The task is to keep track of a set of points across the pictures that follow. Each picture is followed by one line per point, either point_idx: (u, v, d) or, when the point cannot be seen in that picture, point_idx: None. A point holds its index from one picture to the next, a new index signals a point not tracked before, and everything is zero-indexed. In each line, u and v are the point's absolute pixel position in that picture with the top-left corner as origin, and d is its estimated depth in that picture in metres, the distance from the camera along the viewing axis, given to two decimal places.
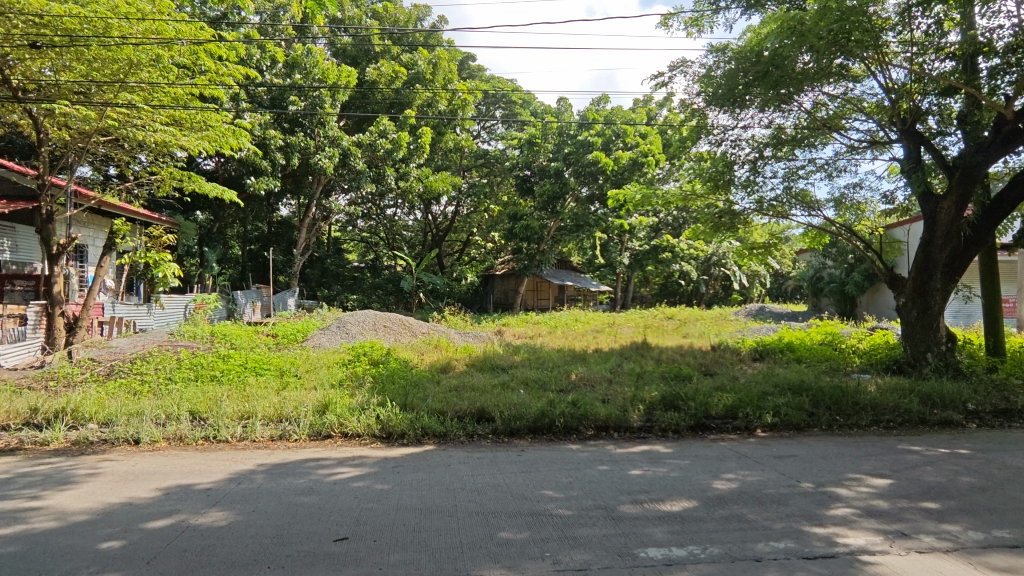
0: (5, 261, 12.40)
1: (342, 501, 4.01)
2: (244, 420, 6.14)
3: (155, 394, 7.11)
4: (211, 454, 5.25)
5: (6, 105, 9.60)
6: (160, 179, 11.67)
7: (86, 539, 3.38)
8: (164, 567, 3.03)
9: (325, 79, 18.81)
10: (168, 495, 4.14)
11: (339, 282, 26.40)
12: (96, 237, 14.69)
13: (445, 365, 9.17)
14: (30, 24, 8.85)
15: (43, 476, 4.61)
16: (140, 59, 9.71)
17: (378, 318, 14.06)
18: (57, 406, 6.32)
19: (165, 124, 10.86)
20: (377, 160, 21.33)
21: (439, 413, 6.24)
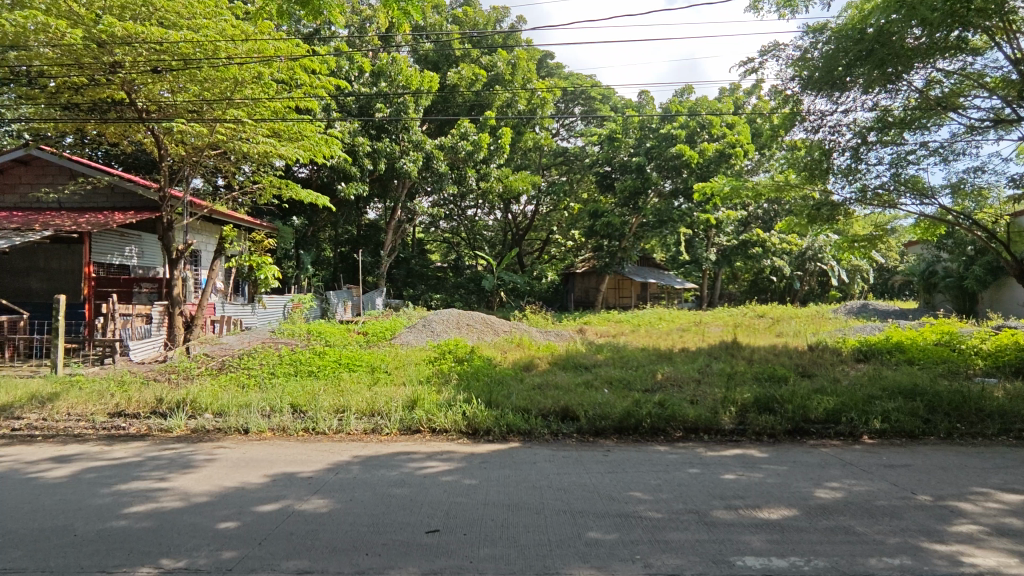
0: (131, 266, 13.86)
1: (433, 494, 4.13)
2: (340, 413, 6.48)
3: (261, 387, 7.67)
4: (311, 445, 5.58)
5: (132, 125, 10.75)
6: (262, 187, 12.54)
7: (206, 519, 3.69)
8: (275, 548, 3.25)
9: (409, 85, 19.52)
10: (275, 481, 4.44)
11: (423, 282, 27.27)
12: (208, 242, 16.02)
13: (528, 363, 9.22)
14: (152, 52, 9.77)
15: (169, 460, 5.10)
16: (244, 77, 10.46)
17: (461, 317, 14.37)
18: (178, 398, 6.96)
19: (266, 136, 11.63)
20: (458, 161, 21.76)
21: (523, 411, 6.29)
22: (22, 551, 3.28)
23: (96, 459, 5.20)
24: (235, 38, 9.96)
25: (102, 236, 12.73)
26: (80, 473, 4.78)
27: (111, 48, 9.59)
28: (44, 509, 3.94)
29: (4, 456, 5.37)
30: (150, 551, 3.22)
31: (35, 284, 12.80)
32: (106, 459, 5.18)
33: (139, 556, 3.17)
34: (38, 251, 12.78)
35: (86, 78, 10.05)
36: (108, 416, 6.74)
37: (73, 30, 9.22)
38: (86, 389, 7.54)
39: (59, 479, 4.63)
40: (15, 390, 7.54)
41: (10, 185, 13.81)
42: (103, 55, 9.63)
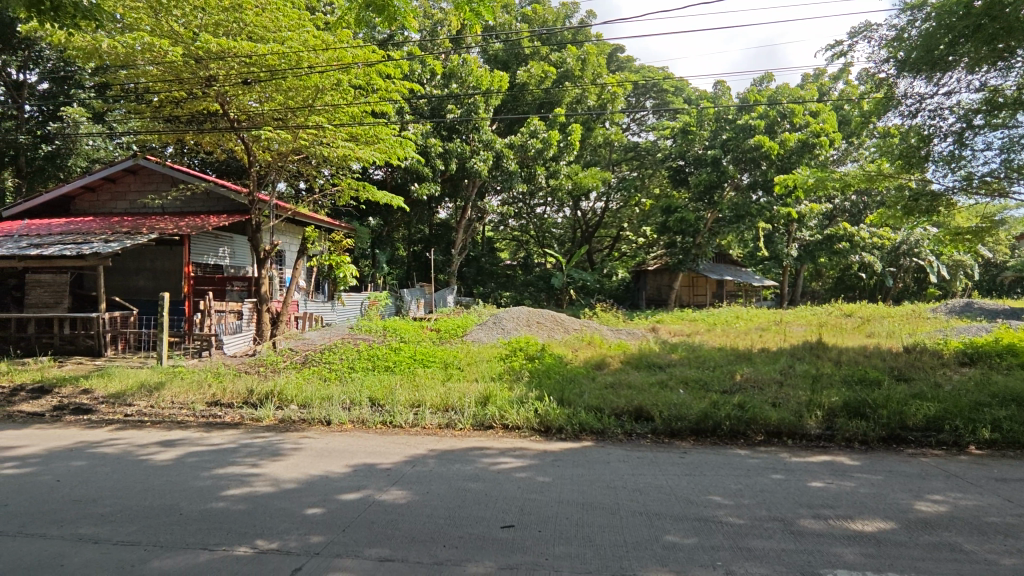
0: (225, 266, 14.87)
1: (507, 490, 4.17)
2: (415, 408, 6.68)
3: (341, 381, 8.04)
4: (389, 438, 5.78)
5: (225, 134, 11.52)
6: (340, 190, 13.09)
7: (295, 504, 3.90)
8: (358, 535, 3.39)
9: (480, 85, 19.82)
10: (357, 471, 4.63)
11: (493, 280, 27.57)
12: (292, 243, 16.92)
13: (599, 361, 9.14)
14: (242, 64, 10.43)
15: (260, 447, 5.44)
16: (325, 85, 10.97)
17: (532, 314, 14.43)
18: (267, 389, 7.40)
19: (345, 141, 12.12)
20: (528, 160, 21.88)
21: (596, 410, 6.24)
22: (136, 526, 3.60)
23: (196, 444, 5.62)
24: (317, 48, 10.45)
25: (199, 239, 13.73)
26: (183, 457, 5.18)
27: (206, 63, 10.32)
28: (154, 488, 4.30)
29: (119, 439, 5.91)
30: (246, 532, 3.44)
31: (141, 282, 13.98)
32: (205, 444, 5.60)
33: (236, 536, 3.39)
34: (144, 252, 13.96)
35: (184, 92, 10.88)
36: (206, 405, 7.28)
37: (174, 48, 10.01)
38: (187, 379, 8.17)
39: (166, 461, 5.04)
40: (128, 380, 8.28)
41: (121, 193, 15.17)
42: (199, 69, 10.40)
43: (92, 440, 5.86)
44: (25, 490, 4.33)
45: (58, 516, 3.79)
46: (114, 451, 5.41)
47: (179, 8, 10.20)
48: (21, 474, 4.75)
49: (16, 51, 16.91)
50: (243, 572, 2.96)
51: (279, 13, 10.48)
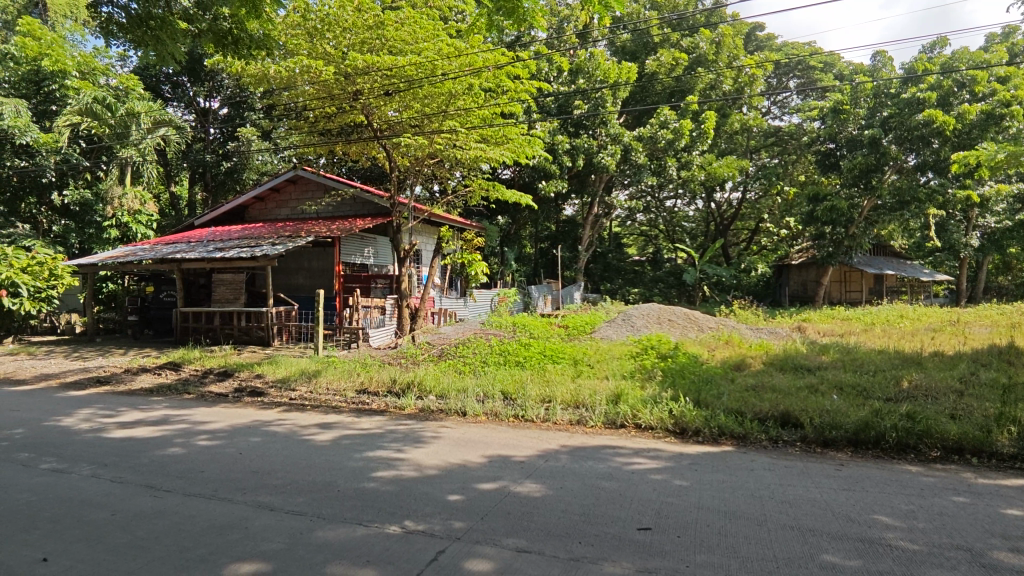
0: (370, 265, 16.14)
1: (642, 491, 4.07)
2: (546, 403, 6.77)
3: (474, 374, 8.38)
4: (521, 431, 5.90)
5: (369, 143, 12.45)
6: (472, 191, 13.57)
7: (436, 490, 4.12)
8: (495, 524, 3.50)
9: (608, 78, 19.67)
10: (492, 462, 4.79)
11: (620, 276, 27.13)
12: (428, 242, 17.91)
13: (739, 362, 8.60)
14: (384, 77, 11.25)
15: (403, 434, 5.82)
16: (458, 90, 11.53)
17: (663, 312, 13.95)
18: (408, 380, 7.92)
19: (478, 142, 12.46)
20: (658, 152, 21.20)
21: (736, 414, 5.90)
22: (303, 498, 4.03)
23: (349, 428, 6.16)
24: (450, 56, 11.05)
25: (348, 240, 15.02)
26: (338, 439, 5.71)
27: (353, 78, 11.25)
28: (316, 466, 4.79)
29: (286, 420, 6.66)
30: (394, 512, 3.71)
31: (301, 280, 15.61)
32: (357, 429, 6.12)
33: (386, 515, 3.66)
34: (303, 254, 15.57)
35: (335, 107, 11.94)
36: (356, 392, 7.95)
37: (327, 68, 11.01)
38: (340, 368, 8.99)
39: (325, 442, 5.58)
40: (292, 367, 9.30)
41: (284, 201, 17.03)
42: (348, 85, 11.36)
43: (265, 420, 6.66)
44: (216, 460, 5.03)
45: (241, 484, 4.35)
46: (282, 431, 6.10)
47: (331, 30, 11.14)
48: (212, 446, 5.51)
49: (203, 83, 19.65)
50: (393, 549, 3.17)
51: (415, 26, 11.10)
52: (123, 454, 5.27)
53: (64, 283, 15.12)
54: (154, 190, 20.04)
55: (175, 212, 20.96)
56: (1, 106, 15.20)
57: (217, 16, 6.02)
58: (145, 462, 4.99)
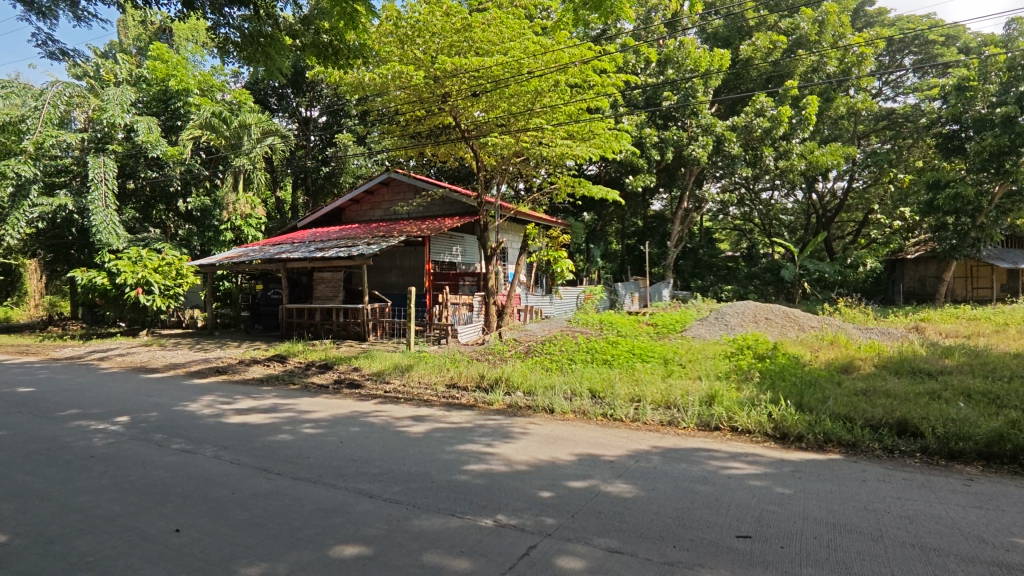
0: (458, 263, 16.55)
1: (740, 497, 3.89)
2: (635, 402, 6.63)
3: (562, 371, 8.36)
4: (610, 431, 5.82)
5: (457, 144, 12.75)
6: (557, 188, 13.58)
7: (527, 486, 4.16)
8: (586, 522, 3.48)
9: (699, 67, 18.99)
10: (581, 461, 4.76)
11: (712, 272, 26.10)
12: (514, 240, 18.10)
13: (847, 365, 7.99)
14: (471, 79, 11.46)
15: (493, 429, 5.92)
16: (544, 87, 11.67)
17: (759, 310, 13.27)
18: (496, 376, 8.05)
19: (564, 139, 12.50)
20: (753, 141, 20.25)
21: (845, 420, 5.49)
22: (400, 487, 4.20)
23: (440, 421, 6.35)
24: (536, 53, 11.18)
25: (437, 239, 15.49)
26: (431, 431, 5.90)
27: (442, 82, 11.53)
28: (410, 457, 4.98)
29: (381, 411, 6.98)
30: (486, 506, 3.78)
31: (393, 278, 16.30)
32: (448, 422, 6.30)
33: (479, 508, 3.74)
34: (396, 253, 16.24)
35: (425, 111, 12.29)
36: (446, 386, 8.20)
37: (417, 73, 11.32)
38: (430, 363, 9.29)
39: (418, 434, 5.78)
40: (386, 361, 9.73)
41: (378, 202, 17.82)
42: (437, 88, 11.63)
43: (363, 411, 7.02)
44: (320, 447, 5.35)
45: (343, 471, 4.61)
46: (378, 422, 6.40)
47: (420, 36, 11.40)
48: (316, 434, 5.88)
49: (305, 93, 21.02)
50: (485, 541, 3.24)
51: (502, 26, 11.25)
52: (239, 438, 5.74)
53: (188, 282, 16.68)
54: (264, 196, 21.66)
55: (280, 216, 22.58)
56: (137, 123, 16.82)
57: (318, 30, 6.38)
58: (259, 446, 5.41)
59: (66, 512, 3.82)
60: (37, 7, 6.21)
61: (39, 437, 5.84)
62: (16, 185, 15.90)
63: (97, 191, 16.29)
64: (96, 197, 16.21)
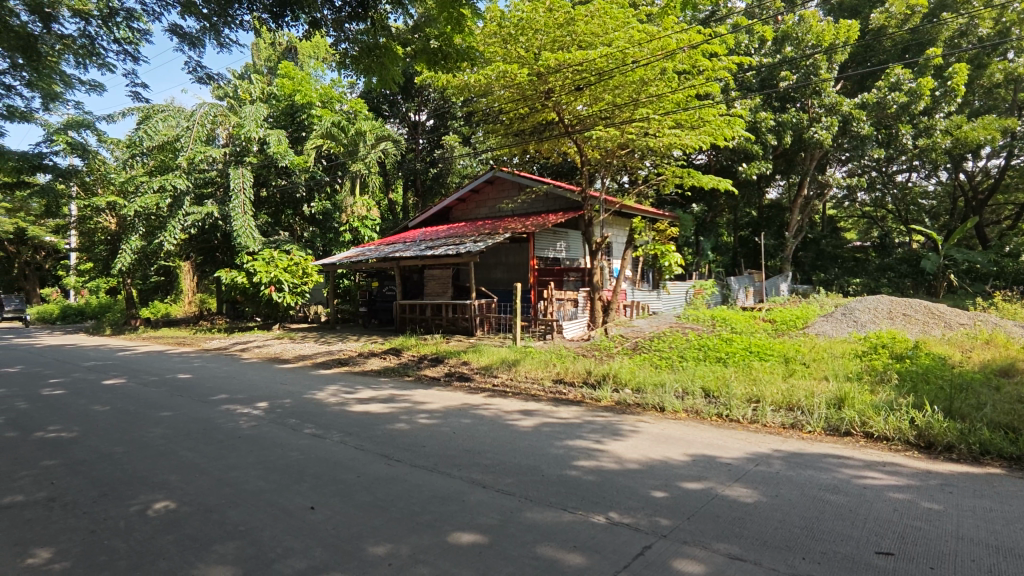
0: (562, 259, 16.56)
1: (879, 509, 3.56)
2: (753, 403, 6.29)
3: (672, 368, 8.10)
4: (726, 432, 5.57)
5: (561, 139, 12.75)
6: (664, 179, 13.17)
7: (638, 484, 4.08)
8: (703, 526, 3.35)
9: (821, 42, 17.63)
10: (696, 461, 4.59)
11: (837, 264, 24.15)
12: (619, 234, 17.79)
13: (1008, 367, 7.02)
14: (575, 73, 11.37)
15: (602, 426, 5.87)
16: (650, 77, 11.36)
17: (895, 306, 12.04)
18: (603, 372, 7.97)
19: (672, 128, 12.08)
20: (887, 119, 18.43)
21: (1007, 430, 4.83)
22: (512, 479, 4.29)
23: (549, 416, 6.40)
24: (642, 42, 10.93)
25: (541, 235, 15.62)
26: (540, 426, 5.96)
27: (546, 78, 11.55)
28: (521, 450, 5.07)
29: (491, 405, 7.16)
30: (597, 503, 3.75)
31: (499, 274, 16.65)
32: (556, 417, 6.33)
33: (591, 504, 3.72)
34: (502, 250, 16.57)
35: (528, 108, 12.36)
36: (553, 382, 8.25)
37: (522, 71, 11.42)
38: (537, 358, 9.40)
39: (527, 428, 5.88)
40: (494, 355, 9.96)
41: (484, 201, 18.29)
42: (540, 84, 11.67)
43: (473, 404, 7.25)
44: (435, 437, 5.60)
45: (457, 461, 4.79)
46: (489, 415, 6.57)
47: (524, 34, 11.52)
48: (431, 425, 6.15)
49: (414, 99, 22.01)
50: (598, 538, 3.22)
51: (606, 16, 11.12)
52: (362, 425, 6.15)
53: (312, 281, 18.09)
54: (378, 198, 23.01)
55: (393, 217, 23.87)
56: (268, 136, 18.36)
57: (426, 37, 6.62)
58: (380, 434, 5.77)
59: (220, 486, 4.29)
60: (189, 39, 7.03)
61: (196, 418, 6.61)
62: (173, 197, 18.00)
63: (237, 199, 17.98)
64: (237, 204, 17.88)
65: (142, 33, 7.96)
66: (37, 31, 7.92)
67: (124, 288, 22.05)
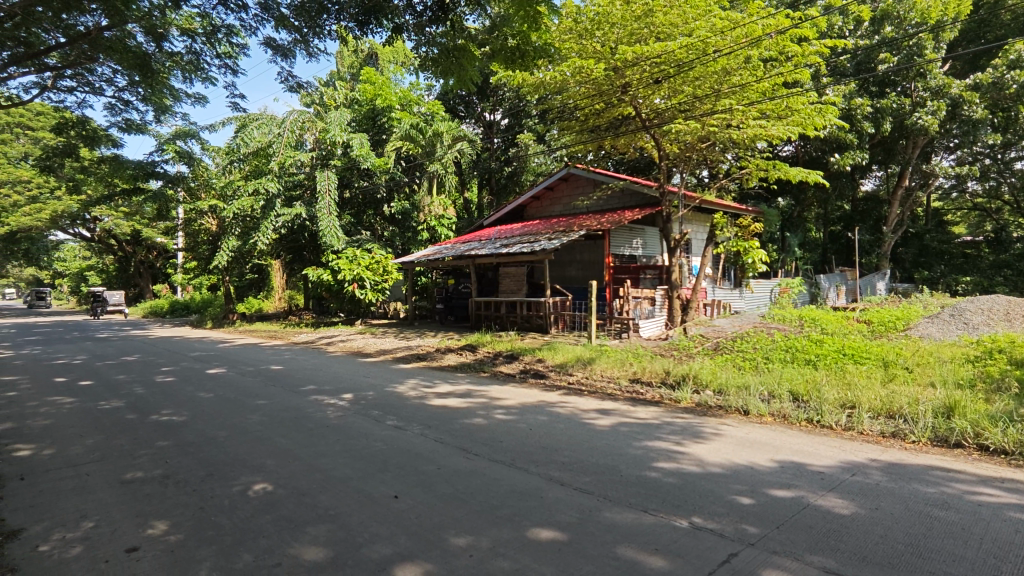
0: (639, 256, 16.25)
1: (997, 529, 3.24)
2: (848, 409, 5.90)
3: (756, 370, 7.74)
4: (817, 438, 5.26)
5: (638, 134, 12.49)
6: (748, 172, 12.60)
7: (722, 489, 3.94)
8: (795, 536, 3.18)
9: (926, 19, 16.30)
10: (785, 468, 4.36)
11: (943, 262, 22.22)
12: (699, 231, 17.21)
13: None
14: (653, 66, 11.09)
15: (682, 427, 5.71)
16: (734, 65, 10.93)
17: (1013, 306, 10.93)
18: (683, 372, 7.74)
19: (757, 118, 11.58)
20: (1005, 100, 16.73)
21: None
22: (590, 477, 4.26)
23: (626, 416, 6.30)
24: (725, 30, 10.55)
25: (617, 232, 15.40)
26: (617, 425, 5.89)
27: (623, 72, 11.32)
28: (598, 448, 5.03)
29: (567, 402, 7.15)
30: (678, 506, 3.65)
31: (574, 272, 16.57)
32: (634, 417, 6.21)
33: (672, 507, 3.63)
34: (576, 247, 16.49)
35: (604, 104, 12.15)
36: (630, 381, 8.11)
37: (598, 66, 11.26)
38: (613, 356, 9.27)
39: (604, 427, 5.82)
40: (568, 353, 9.92)
41: (558, 198, 18.26)
42: (617, 79, 11.44)
43: (549, 401, 7.25)
44: (512, 433, 5.66)
45: (534, 457, 4.82)
46: (565, 412, 6.56)
47: (600, 28, 11.35)
48: (507, 420, 6.23)
49: (488, 98, 22.29)
50: (682, 542, 3.14)
51: (687, 5, 10.82)
52: (441, 419, 6.31)
53: (392, 278, 18.77)
54: (454, 197, 23.50)
55: (468, 215, 24.30)
56: (352, 139, 19.17)
57: (503, 36, 6.65)
58: (458, 428, 5.90)
59: (312, 471, 4.55)
60: (282, 50, 7.47)
61: (288, 407, 7.05)
62: (266, 200, 19.22)
63: (323, 201, 18.96)
64: (323, 206, 18.84)
65: (241, 47, 8.54)
66: (150, 50, 8.68)
67: (223, 284, 23.77)
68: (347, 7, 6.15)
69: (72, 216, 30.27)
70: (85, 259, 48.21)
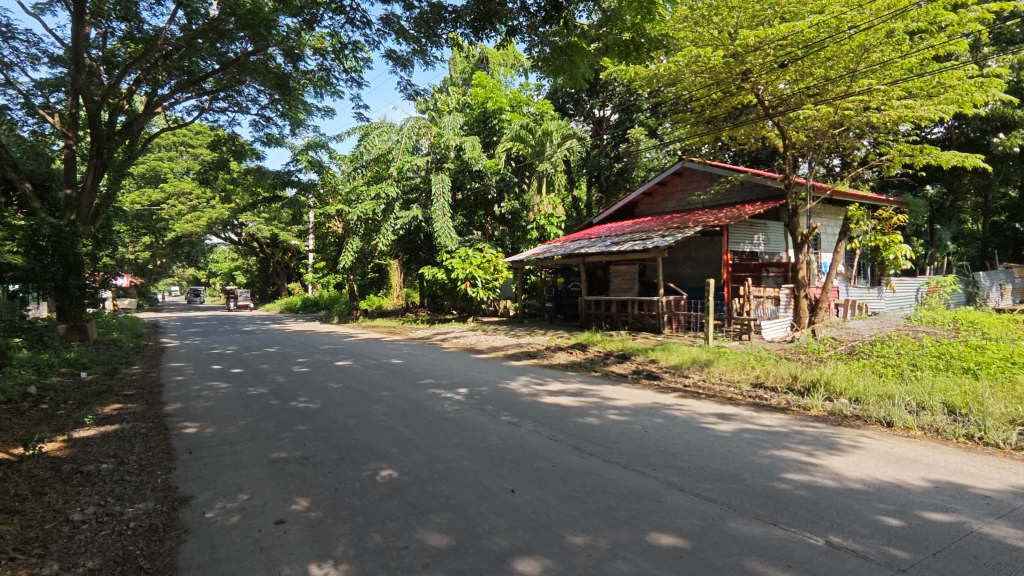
0: (760, 253, 15.29)
1: None
2: (1018, 426, 5.16)
3: (902, 378, 6.98)
4: (979, 457, 4.63)
5: (760, 124, 11.72)
6: (890, 159, 11.37)
7: (863, 507, 3.60)
8: (955, 566, 2.83)
9: None
10: (940, 489, 3.89)
11: None
12: (831, 225, 15.84)
13: None
14: (778, 49, 10.34)
15: (814, 437, 5.28)
16: (874, 41, 9.93)
17: None
18: (813, 377, 7.17)
19: (901, 98, 10.44)
20: None
21: None
22: (712, 485, 4.07)
23: (749, 422, 5.94)
24: (863, 4, 9.62)
25: (736, 228, 14.59)
26: (740, 432, 5.57)
27: (744, 58, 10.69)
28: (719, 455, 4.79)
29: (683, 405, 6.89)
30: (813, 522, 3.39)
31: (688, 270, 15.94)
32: (758, 424, 5.84)
33: (806, 522, 3.38)
34: (691, 244, 15.85)
35: (722, 94, 11.50)
36: (752, 385, 7.64)
37: (715, 53, 10.70)
38: (733, 359, 8.78)
39: (726, 432, 5.54)
40: (684, 354, 9.56)
41: (671, 193, 17.66)
42: (737, 66, 10.82)
43: (664, 403, 7.03)
44: (627, 434, 5.56)
45: (650, 460, 4.69)
46: (681, 415, 6.32)
47: (718, 14, 10.79)
48: (621, 421, 6.12)
49: (598, 95, 22.00)
50: (818, 561, 2.91)
51: None
52: (554, 417, 6.34)
53: (503, 277, 19.17)
54: (563, 196, 23.49)
55: (577, 213, 24.17)
56: (465, 142, 19.84)
57: (615, 30, 6.53)
58: (571, 427, 5.90)
59: (433, 461, 4.77)
60: (401, 61, 7.90)
61: (409, 399, 7.45)
62: (386, 204, 20.46)
63: (438, 203, 19.79)
64: (438, 207, 19.67)
65: (364, 61, 9.15)
66: (288, 69, 9.50)
67: (349, 283, 25.55)
68: (464, 15, 6.34)
69: (223, 223, 34.08)
70: (233, 259, 54.00)
